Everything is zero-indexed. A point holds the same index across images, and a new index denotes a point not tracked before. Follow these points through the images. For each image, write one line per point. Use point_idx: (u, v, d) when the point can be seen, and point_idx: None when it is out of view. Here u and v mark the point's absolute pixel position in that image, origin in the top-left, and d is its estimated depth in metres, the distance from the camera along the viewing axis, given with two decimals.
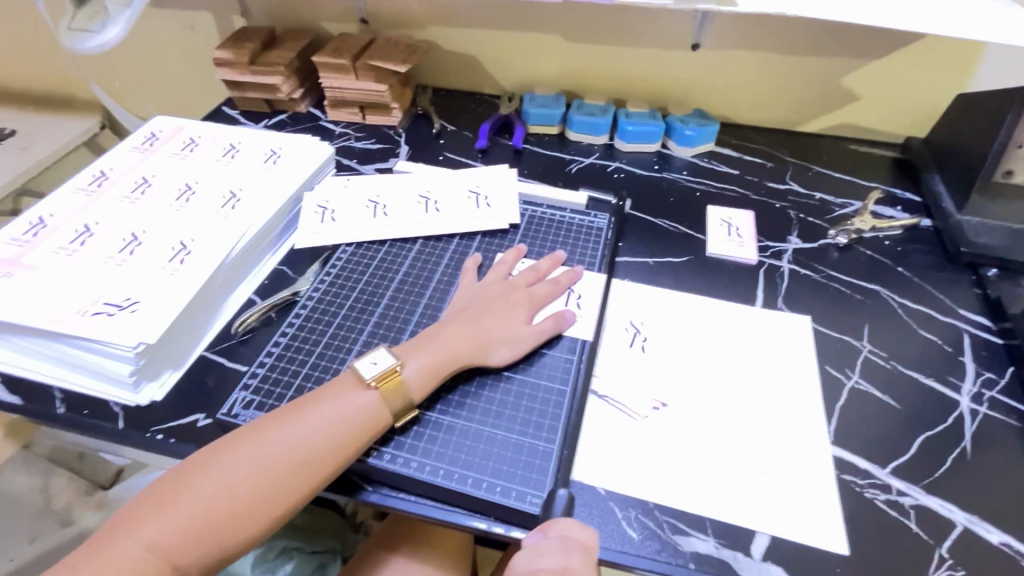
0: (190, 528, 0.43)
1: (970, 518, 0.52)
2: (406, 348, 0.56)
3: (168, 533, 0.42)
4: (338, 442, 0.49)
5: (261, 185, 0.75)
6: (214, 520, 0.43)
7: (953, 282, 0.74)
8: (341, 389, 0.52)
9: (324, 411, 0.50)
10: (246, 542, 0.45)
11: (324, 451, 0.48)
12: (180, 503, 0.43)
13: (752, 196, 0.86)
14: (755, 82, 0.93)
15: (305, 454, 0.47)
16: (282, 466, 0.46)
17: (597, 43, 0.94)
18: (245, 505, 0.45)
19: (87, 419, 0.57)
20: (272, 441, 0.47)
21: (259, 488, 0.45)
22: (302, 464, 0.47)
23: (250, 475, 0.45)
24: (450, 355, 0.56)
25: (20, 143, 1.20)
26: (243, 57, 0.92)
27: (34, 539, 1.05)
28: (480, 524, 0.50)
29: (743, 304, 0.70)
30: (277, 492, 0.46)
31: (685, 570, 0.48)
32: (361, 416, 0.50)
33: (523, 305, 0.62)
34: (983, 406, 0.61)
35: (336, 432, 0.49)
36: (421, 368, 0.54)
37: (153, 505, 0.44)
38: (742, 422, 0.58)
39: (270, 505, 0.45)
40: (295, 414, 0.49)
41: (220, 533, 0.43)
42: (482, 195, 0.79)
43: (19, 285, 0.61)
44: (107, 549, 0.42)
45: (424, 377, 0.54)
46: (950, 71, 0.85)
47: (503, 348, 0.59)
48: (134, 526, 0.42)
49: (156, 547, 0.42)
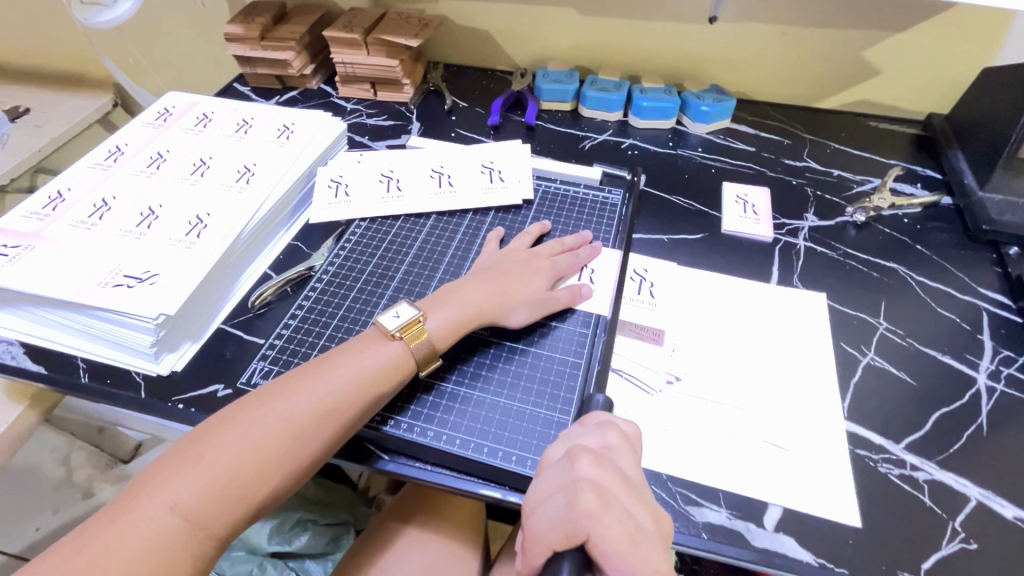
0: (214, 486, 0.43)
1: (985, 493, 0.52)
2: (428, 303, 0.57)
3: (192, 493, 0.42)
4: (355, 400, 0.49)
5: (275, 160, 0.75)
6: (239, 479, 0.44)
7: (973, 260, 0.73)
8: (360, 346, 0.53)
9: (339, 370, 0.50)
10: (271, 497, 0.46)
11: (343, 408, 0.49)
12: (204, 463, 0.44)
13: (769, 173, 0.85)
14: (774, 57, 0.91)
15: (327, 411, 0.48)
16: (303, 422, 0.47)
17: (611, 16, 0.92)
18: (268, 463, 0.45)
19: (109, 388, 0.59)
20: (294, 399, 0.48)
21: (282, 445, 0.46)
22: (322, 421, 0.48)
23: (273, 433, 0.46)
24: (471, 311, 0.57)
25: (33, 121, 1.21)
26: (254, 31, 0.91)
27: (57, 509, 1.09)
28: (494, 493, 0.51)
29: (758, 281, 0.70)
30: (299, 449, 0.47)
31: (698, 540, 0.48)
32: (378, 374, 0.51)
33: (544, 272, 0.62)
34: (1000, 384, 0.60)
35: (355, 388, 0.50)
36: (443, 321, 0.56)
37: (176, 466, 0.44)
38: (755, 397, 0.58)
39: (292, 462, 0.46)
40: (309, 374, 0.50)
41: (245, 490, 0.44)
42: (495, 171, 0.78)
43: (40, 257, 0.62)
44: (131, 511, 0.41)
45: (447, 329, 0.56)
46: (976, 45, 0.83)
47: (522, 311, 0.59)
48: (157, 487, 0.43)
49: (180, 508, 0.42)
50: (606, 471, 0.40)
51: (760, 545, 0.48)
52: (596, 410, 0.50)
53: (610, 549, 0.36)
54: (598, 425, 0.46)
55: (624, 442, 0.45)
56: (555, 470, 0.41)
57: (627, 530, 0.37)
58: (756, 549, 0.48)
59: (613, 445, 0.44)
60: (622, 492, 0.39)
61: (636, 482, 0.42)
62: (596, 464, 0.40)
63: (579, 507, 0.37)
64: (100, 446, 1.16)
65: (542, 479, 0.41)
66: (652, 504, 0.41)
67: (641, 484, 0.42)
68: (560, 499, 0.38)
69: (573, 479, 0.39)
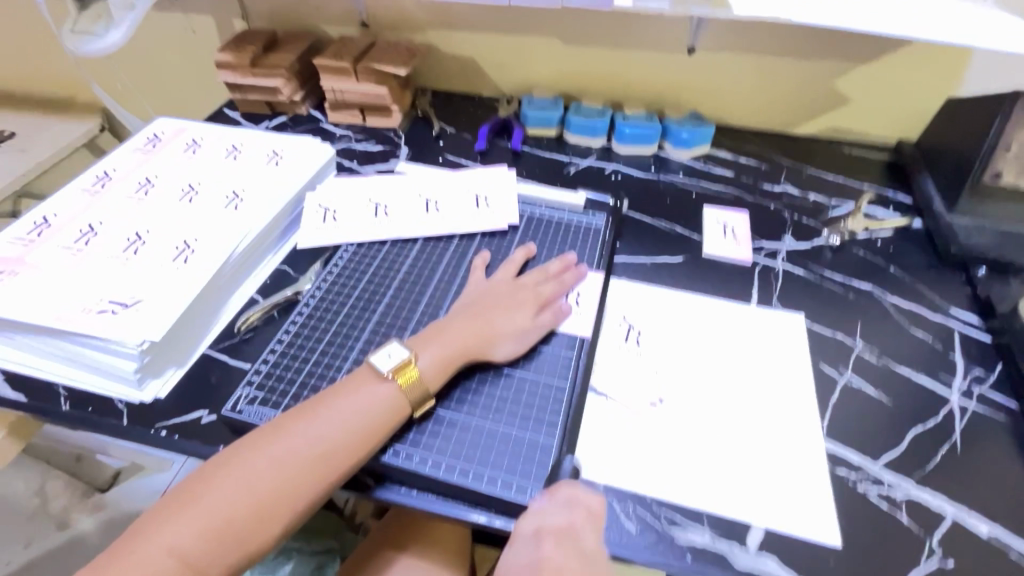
0: (212, 528, 0.43)
1: (960, 510, 0.53)
2: (418, 339, 0.57)
3: (189, 535, 0.42)
4: (356, 437, 0.49)
5: (264, 186, 0.76)
6: (236, 521, 0.44)
7: (943, 281, 0.76)
8: (359, 382, 0.53)
9: (340, 407, 0.50)
10: (269, 541, 0.45)
11: (342, 446, 0.49)
12: (202, 504, 0.44)
13: (747, 198, 0.88)
14: (749, 86, 0.95)
15: (327, 448, 0.48)
16: (301, 462, 0.47)
17: (594, 47, 0.95)
18: (266, 503, 0.45)
19: (91, 416, 0.58)
20: (291, 439, 0.48)
21: (280, 486, 0.46)
22: (321, 459, 0.48)
23: (271, 474, 0.46)
24: (459, 349, 0.57)
25: (20, 145, 1.21)
26: (245, 59, 0.93)
27: (30, 542, 1.05)
28: (480, 517, 0.51)
29: (737, 303, 0.72)
30: (298, 488, 0.46)
31: (681, 562, 0.49)
32: (376, 411, 0.51)
33: (530, 304, 0.63)
34: (972, 402, 0.62)
35: (355, 427, 0.50)
36: (434, 359, 0.55)
37: (174, 507, 0.44)
38: (736, 417, 0.59)
39: (291, 502, 0.46)
40: (310, 411, 0.50)
41: (243, 533, 0.44)
42: (481, 196, 0.80)
43: (25, 283, 0.61)
44: (130, 552, 0.42)
45: (438, 368, 0.55)
46: (939, 75, 0.87)
47: (508, 344, 0.60)
48: (156, 529, 0.43)
49: (177, 549, 0.42)
50: (566, 554, 0.45)
51: (743, 566, 0.49)
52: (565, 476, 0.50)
53: None
54: (566, 500, 0.48)
55: (589, 520, 0.47)
56: (523, 548, 0.46)
57: None
58: (739, 570, 0.48)
59: (579, 523, 0.47)
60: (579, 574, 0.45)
61: (596, 560, 0.46)
62: (558, 548, 0.46)
63: None
64: (77, 475, 1.13)
65: (511, 551, 0.47)
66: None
67: (600, 558, 0.46)
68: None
69: (536, 561, 0.45)
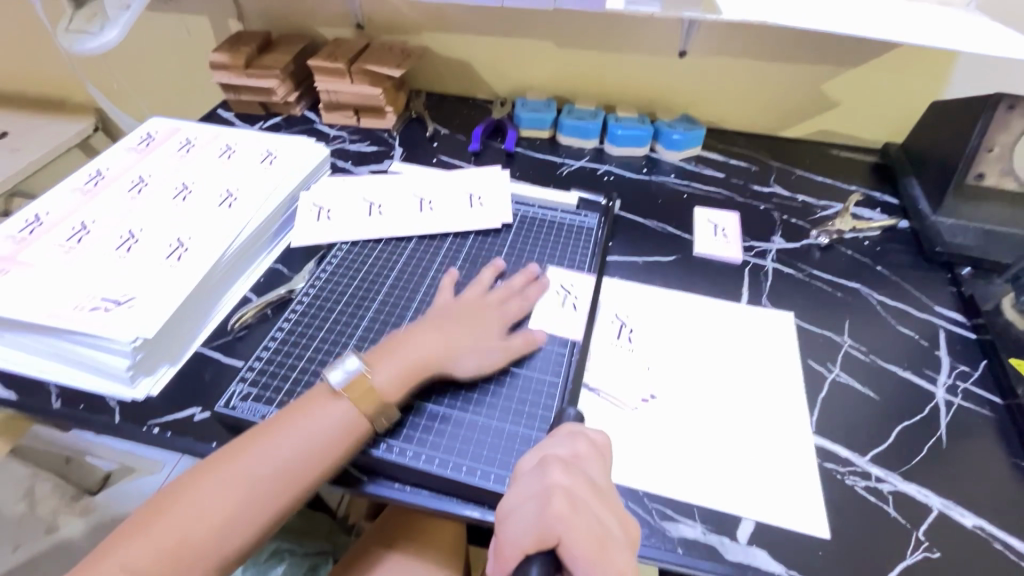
0: (165, 550, 0.43)
1: (946, 503, 0.54)
2: (376, 354, 0.56)
3: (143, 556, 0.43)
4: (312, 455, 0.49)
5: (258, 185, 0.76)
6: (190, 541, 0.44)
7: (929, 280, 0.77)
8: (317, 401, 0.52)
9: (295, 425, 0.50)
10: (224, 561, 0.45)
11: (299, 465, 0.48)
12: (156, 527, 0.44)
13: (738, 199, 0.89)
14: (740, 90, 0.96)
15: (282, 468, 0.48)
16: (255, 483, 0.47)
17: (587, 50, 0.96)
18: (218, 524, 0.45)
19: (83, 413, 0.58)
20: (252, 458, 0.48)
21: (233, 508, 0.46)
22: (277, 478, 0.48)
23: (229, 494, 0.46)
24: (418, 364, 0.55)
25: (11, 144, 1.20)
26: (240, 59, 0.93)
27: (18, 545, 1.01)
28: (473, 512, 0.51)
29: (728, 301, 0.73)
30: (253, 509, 0.46)
31: (674, 555, 0.49)
32: (333, 429, 0.50)
33: (496, 322, 0.62)
34: (958, 398, 0.63)
35: (310, 445, 0.49)
36: (391, 374, 0.54)
37: (129, 530, 0.44)
38: (727, 412, 0.60)
39: (247, 522, 0.46)
40: (267, 431, 0.50)
41: (197, 554, 0.44)
42: (475, 196, 0.80)
43: (16, 281, 0.61)
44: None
45: (396, 383, 0.54)
46: (923, 79, 0.89)
47: (470, 360, 0.58)
48: (111, 552, 0.43)
49: (129, 572, 0.42)
50: (575, 479, 0.43)
51: (733, 559, 0.49)
52: (568, 422, 0.52)
53: (578, 553, 0.39)
54: (567, 434, 0.48)
55: (592, 450, 0.47)
56: (530, 476, 0.44)
57: (593, 534, 0.41)
58: (730, 563, 0.49)
59: (583, 453, 0.47)
60: (593, 497, 0.43)
61: (605, 486, 0.45)
62: (567, 473, 0.43)
63: (552, 513, 0.40)
64: (67, 476, 1.10)
65: (515, 488, 0.44)
66: (620, 509, 0.44)
67: (609, 490, 0.45)
68: (533, 507, 0.41)
69: (545, 486, 0.42)
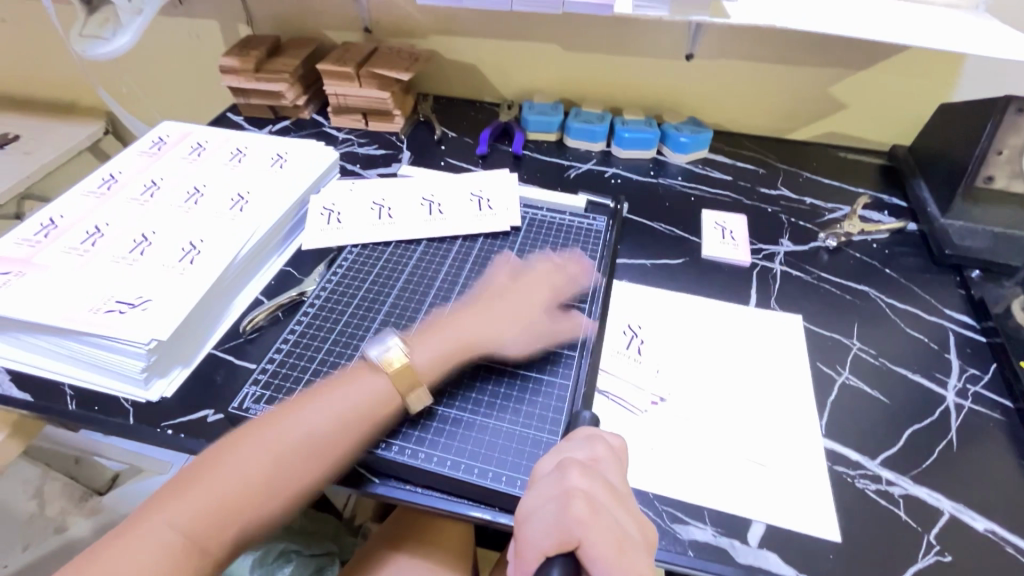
0: (213, 507, 0.44)
1: (957, 506, 0.54)
2: (416, 336, 0.59)
3: (191, 512, 0.44)
4: (353, 423, 0.51)
5: (268, 189, 0.76)
6: (236, 500, 0.45)
7: (938, 283, 0.77)
8: (357, 374, 0.54)
9: (336, 396, 0.52)
10: (267, 521, 0.47)
11: (340, 433, 0.50)
12: (204, 485, 0.45)
13: (745, 201, 0.89)
14: (747, 92, 0.96)
15: (326, 435, 0.50)
16: (299, 447, 0.48)
17: (594, 53, 0.97)
18: (264, 484, 0.46)
19: (96, 414, 0.58)
20: (289, 427, 0.49)
21: (279, 470, 0.47)
22: (320, 445, 0.49)
23: (270, 457, 0.47)
24: (458, 345, 0.58)
25: (23, 148, 1.21)
26: (249, 64, 0.94)
27: (27, 545, 1.02)
28: (484, 514, 0.51)
29: (736, 304, 0.73)
30: (297, 472, 0.48)
31: (684, 558, 0.49)
32: (373, 399, 0.53)
33: (537, 300, 0.64)
34: (968, 401, 0.63)
35: (352, 413, 0.51)
36: (430, 355, 0.57)
37: (175, 490, 0.45)
38: (736, 415, 0.60)
39: (290, 485, 0.48)
40: (308, 400, 0.51)
41: (244, 512, 0.45)
42: (484, 199, 0.81)
43: (32, 283, 0.62)
44: (133, 533, 0.43)
45: (435, 363, 0.57)
46: (932, 81, 0.89)
47: (514, 341, 0.61)
48: (158, 509, 0.44)
49: (180, 526, 0.43)
50: (594, 481, 0.44)
51: (744, 562, 0.49)
52: (583, 426, 0.52)
53: (598, 555, 0.39)
54: (585, 438, 0.49)
55: (611, 455, 0.48)
56: (549, 480, 0.44)
57: (613, 536, 0.41)
58: (741, 565, 0.49)
59: (601, 457, 0.47)
60: (611, 501, 0.43)
61: (623, 490, 0.45)
62: (585, 476, 0.44)
63: (570, 515, 0.41)
64: (76, 477, 1.11)
65: (534, 491, 0.44)
66: (639, 513, 0.44)
67: (628, 493, 0.45)
68: (553, 508, 0.42)
69: (563, 490, 0.43)
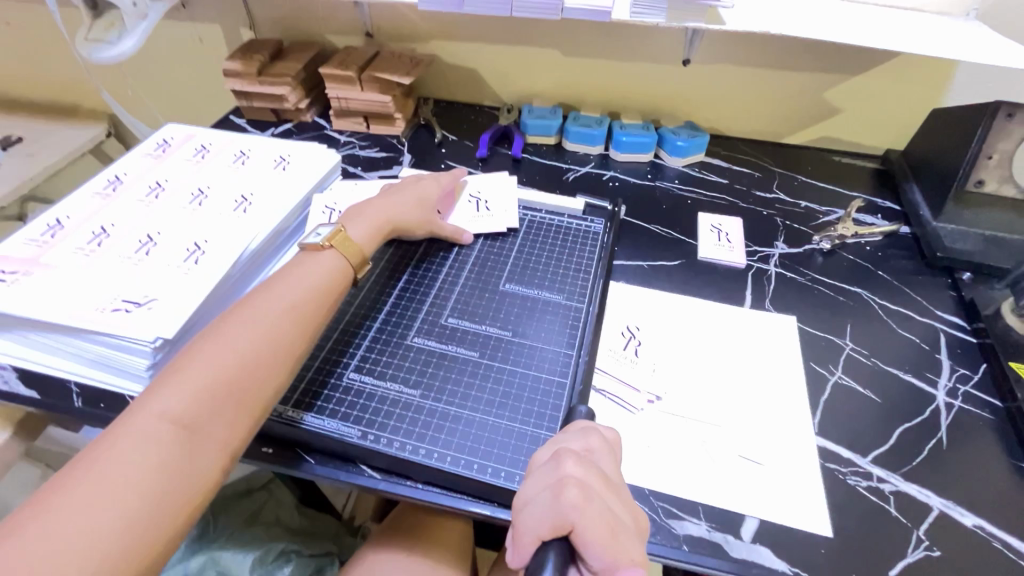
0: (203, 387, 0.47)
1: (947, 502, 0.55)
2: (346, 217, 0.67)
3: (182, 397, 0.46)
4: (314, 296, 0.57)
5: (271, 191, 0.78)
6: (224, 378, 0.48)
7: (929, 284, 0.78)
8: (305, 258, 0.61)
9: (290, 279, 0.58)
10: (261, 394, 0.50)
11: (304, 305, 0.56)
12: (186, 373, 0.48)
13: (741, 205, 0.91)
14: (743, 97, 0.98)
15: (291, 310, 0.55)
16: (272, 324, 0.53)
17: (592, 58, 0.98)
18: (247, 362, 0.50)
19: (102, 411, 0.61)
20: (254, 312, 0.53)
21: (258, 347, 0.51)
22: (287, 318, 0.54)
23: (228, 362, 0.49)
24: (381, 224, 0.69)
25: (27, 149, 1.22)
26: (252, 67, 0.95)
27: None
28: (483, 509, 0.53)
29: (732, 305, 0.74)
30: (276, 347, 0.52)
31: (678, 552, 0.50)
32: (325, 272, 0.59)
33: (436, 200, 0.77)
34: (958, 400, 0.64)
35: (311, 289, 0.57)
36: (362, 230, 0.66)
37: (160, 383, 0.47)
38: (731, 413, 0.61)
39: (272, 357, 0.52)
40: (266, 287, 0.56)
41: (236, 388, 0.49)
42: (483, 200, 0.82)
43: (39, 282, 0.63)
44: (122, 430, 0.44)
45: (368, 236, 0.66)
46: (924, 87, 0.91)
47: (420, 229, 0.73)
48: (144, 404, 0.46)
49: (173, 410, 0.45)
50: (588, 469, 0.45)
51: (738, 556, 0.50)
52: (579, 419, 0.54)
53: (591, 539, 0.40)
54: (580, 430, 0.50)
55: (604, 445, 0.49)
56: (544, 469, 0.45)
57: (606, 521, 0.42)
58: (734, 560, 0.50)
59: (595, 447, 0.48)
60: (604, 488, 0.44)
61: (616, 479, 0.46)
62: (580, 464, 0.45)
63: (565, 502, 0.42)
64: None
65: (531, 480, 0.45)
66: (631, 500, 0.46)
67: (620, 481, 0.47)
68: (548, 496, 0.43)
69: (558, 477, 0.44)
